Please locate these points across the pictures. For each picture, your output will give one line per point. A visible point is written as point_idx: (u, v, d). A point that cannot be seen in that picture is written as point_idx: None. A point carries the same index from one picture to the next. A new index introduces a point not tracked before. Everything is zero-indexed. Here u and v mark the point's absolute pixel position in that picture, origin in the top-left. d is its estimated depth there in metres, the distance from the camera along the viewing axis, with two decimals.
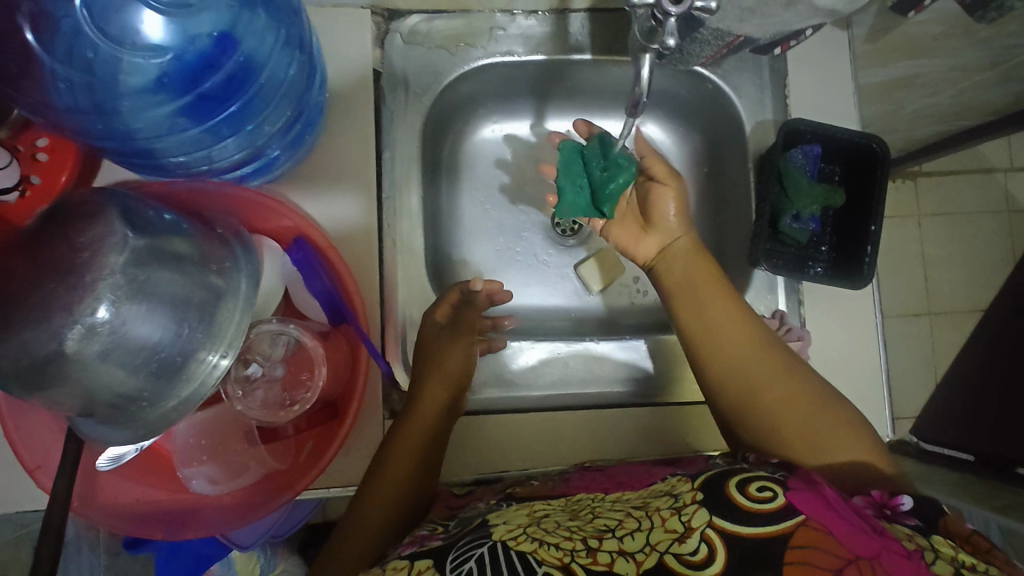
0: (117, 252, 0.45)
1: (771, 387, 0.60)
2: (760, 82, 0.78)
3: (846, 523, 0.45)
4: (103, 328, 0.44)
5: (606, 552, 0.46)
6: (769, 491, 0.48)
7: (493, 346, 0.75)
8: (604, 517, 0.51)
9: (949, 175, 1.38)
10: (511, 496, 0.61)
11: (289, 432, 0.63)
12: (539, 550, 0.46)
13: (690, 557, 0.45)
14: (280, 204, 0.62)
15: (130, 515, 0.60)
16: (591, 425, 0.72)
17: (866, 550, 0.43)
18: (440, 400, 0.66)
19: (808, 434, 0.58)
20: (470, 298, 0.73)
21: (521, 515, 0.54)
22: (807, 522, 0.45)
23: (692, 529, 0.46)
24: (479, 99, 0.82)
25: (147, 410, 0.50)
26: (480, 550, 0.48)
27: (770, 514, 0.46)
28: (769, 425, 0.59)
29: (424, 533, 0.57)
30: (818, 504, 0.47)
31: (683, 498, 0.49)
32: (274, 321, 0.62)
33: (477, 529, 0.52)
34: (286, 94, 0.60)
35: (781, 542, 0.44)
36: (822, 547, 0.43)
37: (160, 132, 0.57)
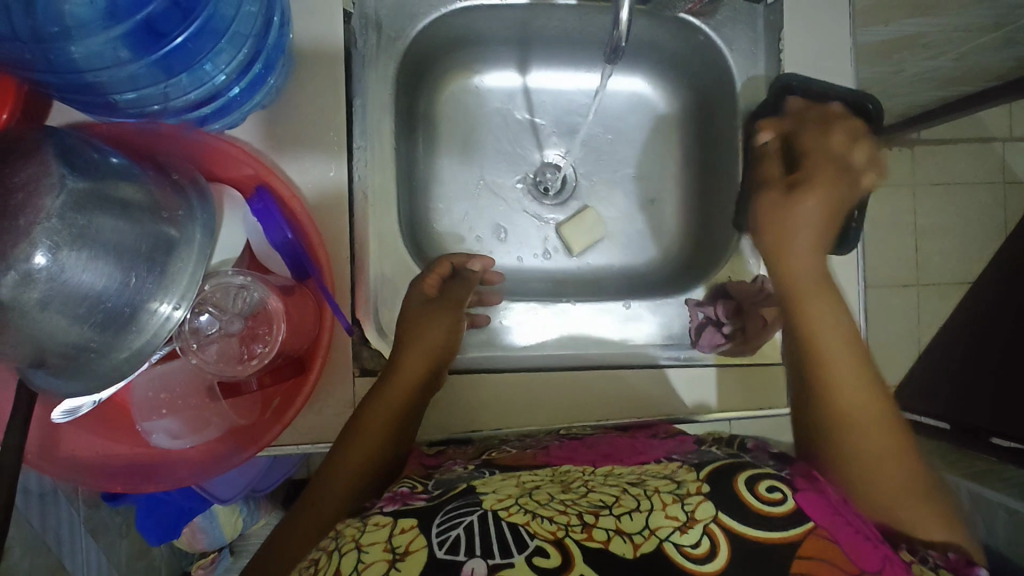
0: (53, 194, 0.42)
1: (852, 393, 0.58)
2: (753, 35, 0.74)
3: (854, 534, 0.46)
4: (41, 276, 0.42)
5: (603, 529, 0.45)
6: (778, 491, 0.48)
7: (474, 321, 0.73)
8: (599, 493, 0.50)
9: (948, 143, 1.35)
10: (491, 463, 0.60)
11: (252, 387, 0.60)
12: (532, 523, 0.46)
13: (692, 549, 0.44)
14: (239, 150, 0.59)
15: (89, 468, 0.59)
16: (566, 392, 0.71)
17: (871, 564, 0.44)
18: (423, 375, 0.65)
19: (875, 466, 0.55)
20: (462, 273, 0.73)
21: (510, 485, 0.52)
22: (818, 529, 0.45)
23: (696, 519, 0.46)
24: (460, 46, 0.78)
25: (97, 361, 0.49)
26: (469, 518, 0.46)
27: (781, 515, 0.46)
28: (825, 427, 0.58)
29: (405, 489, 0.54)
30: (824, 508, 0.48)
31: (687, 488, 0.49)
32: (236, 275, 0.60)
33: (463, 495, 0.50)
34: (241, 30, 0.56)
35: (792, 547, 0.44)
36: (830, 556, 0.44)
37: (106, 65, 0.53)
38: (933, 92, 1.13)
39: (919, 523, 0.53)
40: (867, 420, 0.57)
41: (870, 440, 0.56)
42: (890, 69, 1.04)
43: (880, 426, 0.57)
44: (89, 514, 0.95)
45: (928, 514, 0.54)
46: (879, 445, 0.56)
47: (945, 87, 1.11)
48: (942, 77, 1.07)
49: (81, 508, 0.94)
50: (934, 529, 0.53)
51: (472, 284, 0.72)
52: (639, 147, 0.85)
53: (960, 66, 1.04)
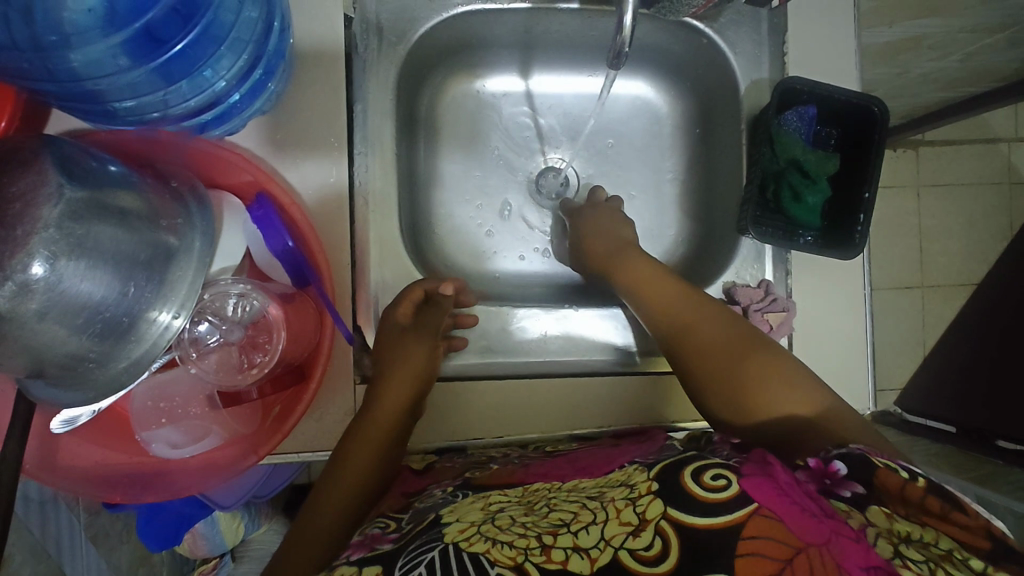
0: (51, 203, 0.41)
1: (697, 330, 0.63)
2: (757, 38, 0.73)
3: (797, 507, 0.43)
4: (39, 286, 0.41)
5: (561, 548, 0.44)
6: (723, 478, 0.46)
7: (461, 321, 0.72)
8: (560, 510, 0.49)
9: (953, 145, 1.34)
10: (467, 484, 0.60)
11: (252, 396, 0.59)
12: (492, 550, 0.45)
13: (644, 552, 0.43)
14: (239, 157, 0.58)
15: (88, 478, 0.58)
16: (560, 404, 0.70)
17: (815, 537, 0.41)
18: (404, 401, 0.64)
19: (745, 388, 0.57)
20: (434, 298, 0.69)
21: (476, 510, 0.52)
22: (760, 510, 0.43)
23: (646, 521, 0.45)
24: (461, 50, 0.78)
25: (96, 371, 0.48)
26: (431, 554, 0.46)
27: (723, 502, 0.44)
28: (692, 368, 0.61)
29: (376, 532, 0.54)
30: (770, 491, 0.44)
31: (639, 489, 0.48)
32: (234, 283, 0.59)
33: (428, 531, 0.50)
34: (241, 36, 0.55)
35: (734, 534, 0.42)
36: (774, 536, 0.41)
37: (106, 72, 0.52)
38: (939, 93, 1.12)
39: (775, 401, 0.55)
40: (724, 349, 0.60)
41: (711, 350, 0.60)
42: (895, 71, 1.03)
43: (740, 350, 0.60)
44: (90, 520, 0.95)
45: (783, 390, 0.56)
46: (750, 369, 0.58)
47: (951, 88, 1.10)
48: (949, 79, 1.06)
49: (82, 514, 0.93)
50: (796, 405, 0.55)
51: (446, 309, 0.69)
52: (640, 150, 0.84)
53: (967, 68, 1.03)
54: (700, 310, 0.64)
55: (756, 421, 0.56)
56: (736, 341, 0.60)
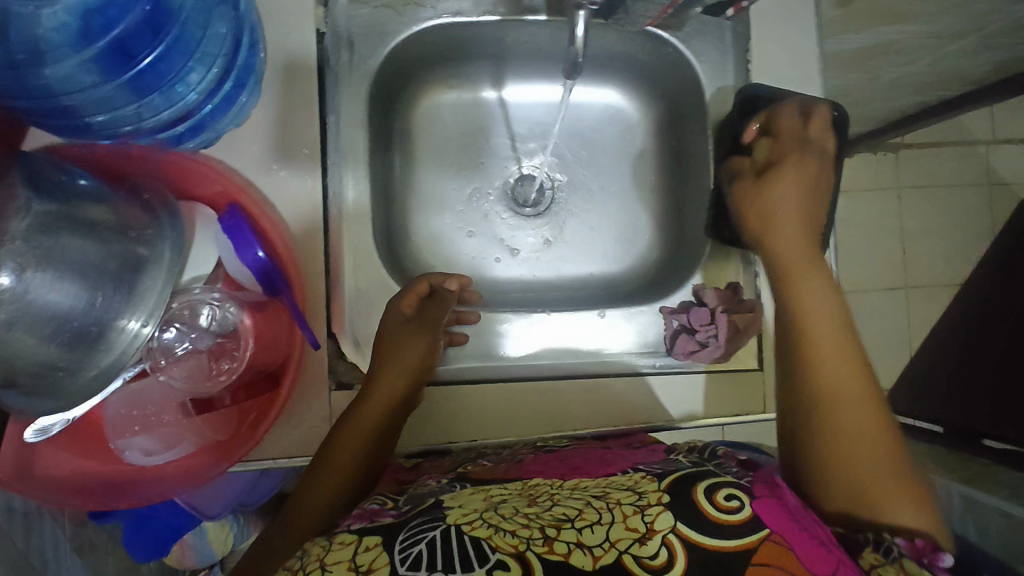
0: (19, 216, 0.44)
1: (834, 363, 0.56)
2: (721, 46, 0.75)
3: (811, 539, 0.46)
4: (6, 295, 0.43)
5: (564, 542, 0.45)
6: (736, 500, 0.49)
7: (463, 318, 0.74)
8: (564, 506, 0.50)
9: (931, 147, 1.36)
10: (465, 477, 0.61)
11: (225, 402, 0.60)
12: (494, 537, 0.46)
13: (650, 560, 0.45)
14: (209, 168, 0.61)
15: (64, 487, 0.59)
16: (545, 404, 0.72)
17: (823, 568, 0.44)
18: (401, 392, 0.65)
19: (866, 455, 0.53)
20: (440, 293, 0.71)
21: (477, 499, 0.53)
22: (771, 536, 0.46)
23: (654, 530, 0.47)
24: (435, 62, 0.80)
25: (66, 378, 0.49)
26: (431, 534, 0.47)
27: (737, 524, 0.47)
28: (815, 402, 0.56)
29: (375, 506, 0.55)
30: (780, 515, 0.48)
31: (647, 498, 0.50)
32: (202, 289, 0.61)
33: (429, 511, 0.52)
34: (209, 50, 0.58)
35: (745, 556, 0.45)
36: (781, 564, 0.44)
37: (81, 87, 0.54)
38: (910, 98, 1.14)
39: (891, 494, 0.51)
40: (858, 404, 0.55)
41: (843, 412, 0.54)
42: (865, 76, 1.05)
43: (872, 412, 0.55)
44: (75, 533, 0.96)
45: (901, 495, 0.51)
46: (874, 439, 0.53)
47: (921, 93, 1.12)
48: (919, 84, 1.08)
49: (68, 527, 0.94)
50: (906, 512, 0.50)
51: (450, 304, 0.71)
52: (614, 156, 0.86)
53: (935, 72, 1.06)
54: (845, 364, 0.56)
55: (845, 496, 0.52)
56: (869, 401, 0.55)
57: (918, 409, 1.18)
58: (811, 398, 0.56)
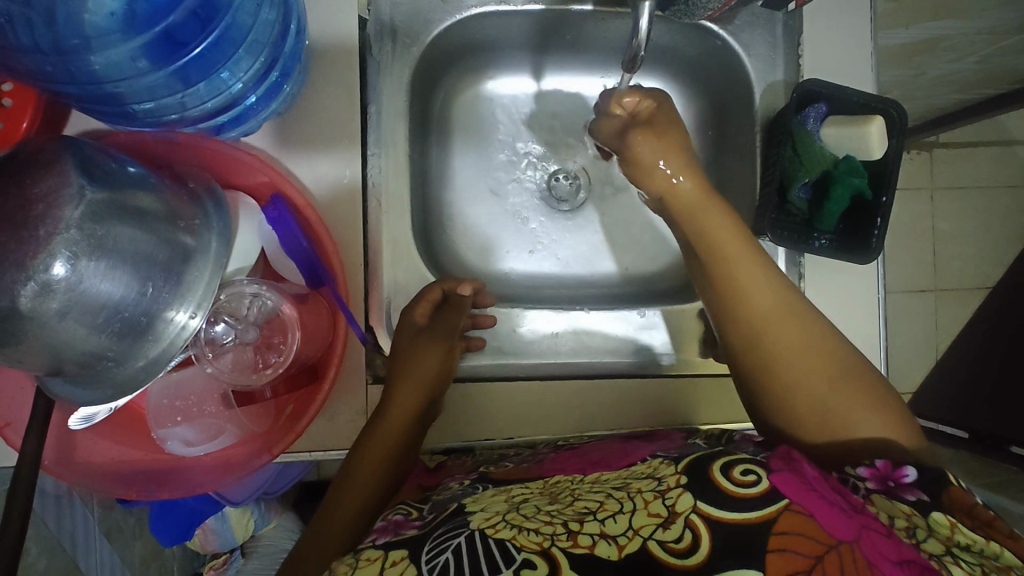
0: (73, 205, 0.42)
1: (744, 297, 0.58)
2: (772, 39, 0.73)
3: (830, 505, 0.43)
4: (60, 286, 0.42)
5: (587, 534, 0.45)
6: (752, 474, 0.47)
7: (480, 322, 0.72)
8: (585, 500, 0.49)
9: (969, 147, 1.33)
10: (486, 477, 0.61)
11: (266, 395, 0.60)
12: (518, 536, 0.45)
13: (675, 544, 0.43)
14: (255, 158, 0.59)
15: (105, 475, 0.59)
16: (569, 401, 0.70)
17: (846, 533, 0.41)
18: (420, 403, 0.64)
19: (822, 403, 0.54)
20: (455, 299, 0.68)
21: (499, 502, 0.53)
22: (791, 506, 0.43)
23: (676, 513, 0.45)
24: (476, 52, 0.78)
25: (113, 369, 0.49)
26: (457, 540, 0.47)
27: (753, 498, 0.45)
28: (745, 342, 0.57)
29: (399, 518, 0.55)
30: (798, 487, 0.45)
31: (666, 482, 0.48)
32: (251, 284, 0.59)
33: (453, 518, 0.51)
34: (258, 39, 0.56)
35: (765, 527, 0.42)
36: (803, 532, 0.41)
37: (126, 75, 0.52)
38: (955, 95, 1.11)
39: (862, 427, 0.53)
40: (793, 335, 0.55)
41: (805, 376, 0.54)
42: (910, 72, 1.02)
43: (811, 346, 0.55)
44: (104, 515, 0.96)
45: (864, 413, 0.53)
46: (818, 373, 0.54)
47: (967, 91, 1.09)
48: (966, 80, 1.05)
49: (95, 512, 0.94)
50: (882, 429, 0.53)
51: (466, 308, 0.68)
52: None
53: (984, 69, 1.03)
54: (802, 341, 0.55)
55: (837, 445, 0.53)
56: (796, 330, 0.56)
57: (948, 414, 1.17)
58: (744, 344, 0.58)
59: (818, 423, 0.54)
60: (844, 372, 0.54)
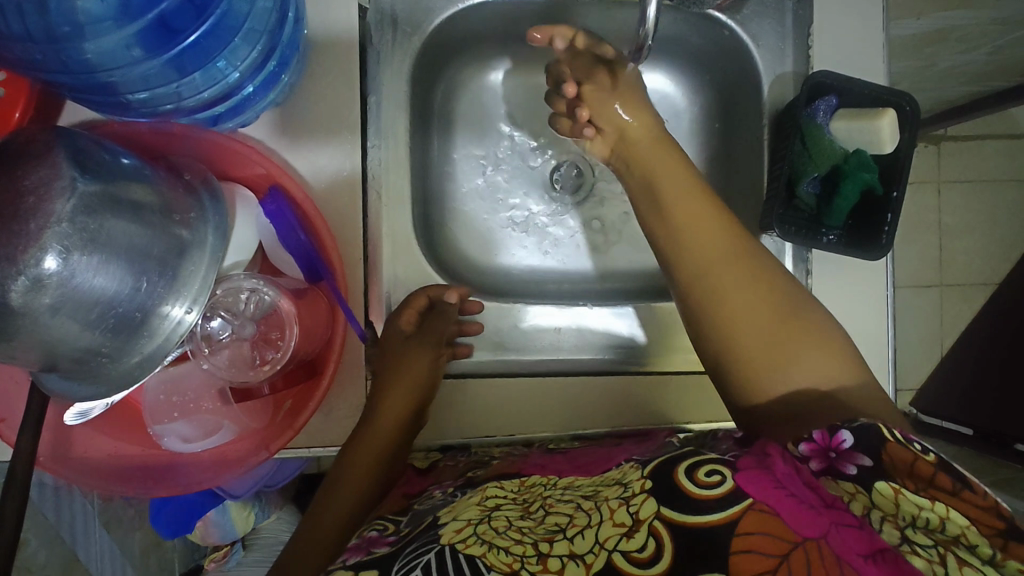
0: (65, 198, 0.41)
1: (690, 228, 0.59)
2: (781, 30, 0.71)
3: (794, 500, 0.42)
4: (52, 281, 0.41)
5: (556, 557, 0.44)
6: (717, 474, 0.45)
7: (467, 330, 0.71)
8: (556, 514, 0.49)
9: (977, 140, 1.31)
10: (470, 481, 0.60)
11: (264, 392, 0.60)
12: (488, 555, 0.45)
13: (637, 554, 0.42)
14: (252, 150, 0.58)
15: (101, 472, 0.58)
16: (567, 400, 0.69)
17: (811, 530, 0.41)
18: (412, 402, 0.67)
19: (759, 337, 0.53)
20: (438, 304, 0.69)
21: (473, 508, 0.52)
22: (756, 505, 0.42)
23: (640, 521, 0.44)
24: (478, 42, 0.77)
25: (109, 364, 0.48)
26: (426, 558, 0.46)
27: (715, 500, 0.43)
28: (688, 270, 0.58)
29: (374, 534, 0.55)
30: (764, 483, 0.43)
31: (632, 488, 0.47)
32: (250, 279, 0.58)
33: (426, 532, 0.50)
34: (255, 27, 0.55)
35: (728, 528, 0.42)
36: (767, 531, 0.41)
37: (120, 64, 0.51)
38: (964, 88, 1.09)
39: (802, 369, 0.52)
40: (734, 270, 0.56)
41: (746, 312, 0.54)
42: (920, 63, 1.00)
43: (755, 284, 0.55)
44: (104, 508, 0.96)
45: (812, 355, 0.52)
46: (755, 304, 0.54)
47: (977, 83, 1.07)
48: (977, 72, 1.03)
49: (96, 502, 0.94)
50: (824, 373, 0.52)
51: (451, 317, 0.69)
52: None
53: (996, 61, 1.01)
54: (745, 275, 0.55)
55: (779, 383, 0.52)
56: (737, 262, 0.56)
57: (952, 412, 1.15)
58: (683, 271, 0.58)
59: (757, 362, 0.53)
60: (787, 314, 0.54)
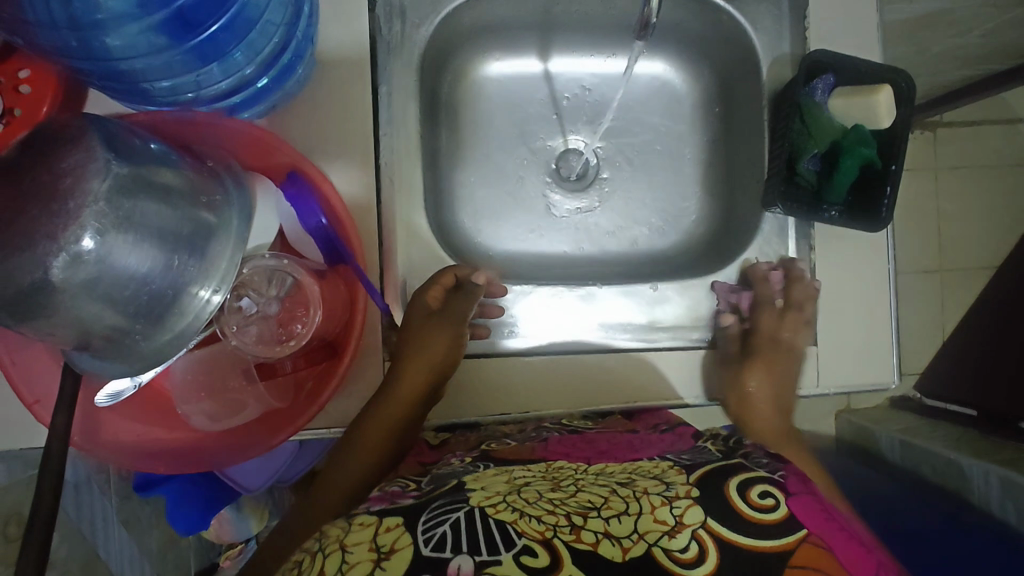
0: (100, 177, 0.43)
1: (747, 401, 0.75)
2: (778, 13, 0.73)
3: (841, 538, 0.47)
4: (90, 257, 0.43)
5: (591, 531, 0.45)
6: (771, 497, 0.49)
7: (488, 312, 0.72)
8: (588, 493, 0.51)
9: (972, 126, 1.33)
10: (488, 456, 0.62)
11: (287, 368, 0.61)
12: (520, 521, 0.46)
13: (682, 554, 0.45)
14: (273, 138, 0.59)
15: (132, 451, 0.59)
16: (576, 380, 0.71)
17: (863, 571, 0.45)
18: (428, 386, 0.67)
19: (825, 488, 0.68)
20: (466, 285, 0.70)
21: (501, 482, 0.53)
22: (809, 538, 0.46)
23: (684, 524, 0.47)
24: (483, 34, 0.79)
25: (141, 342, 0.50)
26: (455, 516, 0.47)
27: (772, 523, 0.47)
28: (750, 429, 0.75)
29: (397, 489, 0.56)
30: (817, 516, 0.49)
31: (676, 490, 0.50)
32: (271, 257, 0.60)
33: (452, 493, 0.52)
34: (272, 19, 0.56)
35: (782, 559, 0.45)
36: (822, 568, 0.44)
37: (142, 53, 0.52)
38: (958, 72, 1.11)
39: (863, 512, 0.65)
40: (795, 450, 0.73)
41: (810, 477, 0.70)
42: (913, 48, 1.02)
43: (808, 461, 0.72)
44: (122, 505, 0.97)
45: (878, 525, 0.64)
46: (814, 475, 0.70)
47: (970, 67, 1.09)
48: (969, 56, 1.05)
49: (115, 497, 0.96)
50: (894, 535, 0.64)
51: (475, 299, 0.69)
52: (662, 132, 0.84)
53: (989, 44, 1.03)
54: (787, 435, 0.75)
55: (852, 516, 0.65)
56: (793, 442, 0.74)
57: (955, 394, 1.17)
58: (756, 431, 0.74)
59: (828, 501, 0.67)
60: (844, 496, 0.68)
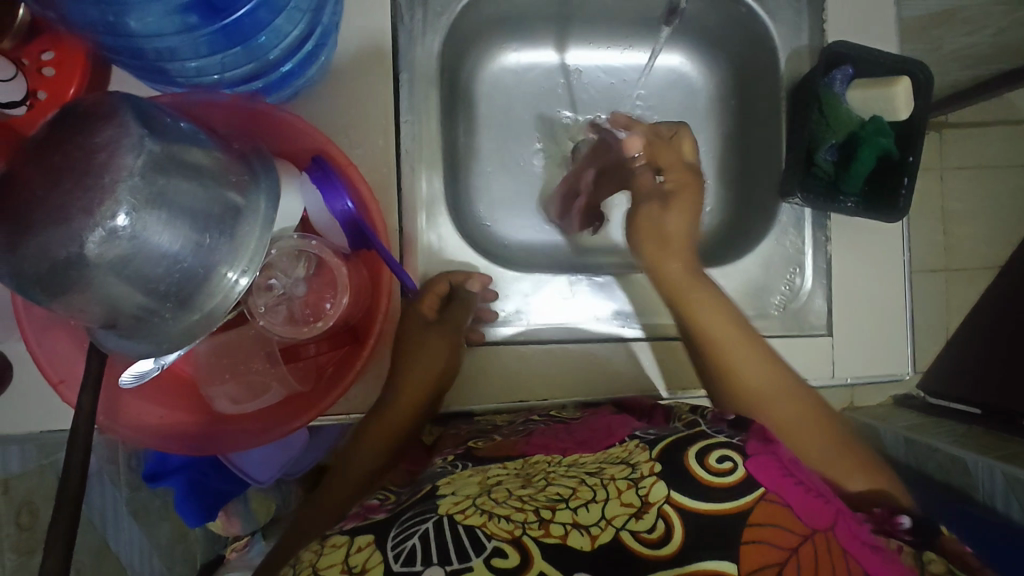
0: (134, 154, 0.43)
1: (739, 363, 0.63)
2: (797, 6, 0.74)
3: (798, 490, 0.48)
4: (124, 234, 0.43)
5: (560, 523, 0.46)
6: (728, 461, 0.49)
7: (483, 316, 0.71)
8: (557, 485, 0.50)
9: (979, 126, 1.34)
10: (469, 454, 0.62)
11: (310, 350, 0.64)
12: (488, 523, 0.46)
13: (647, 534, 0.45)
14: (302, 123, 0.61)
15: (155, 433, 0.59)
16: (568, 371, 0.69)
17: (817, 523, 0.45)
18: (424, 394, 0.68)
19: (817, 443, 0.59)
20: (459, 292, 0.70)
21: (472, 484, 0.53)
22: (767, 496, 0.46)
23: (650, 503, 0.47)
24: (501, 24, 0.79)
25: (169, 322, 0.50)
26: (425, 526, 0.47)
27: (728, 485, 0.47)
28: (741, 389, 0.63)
29: (374, 503, 0.56)
30: (775, 472, 0.49)
31: (641, 470, 0.49)
32: (297, 237, 0.60)
33: (423, 502, 0.51)
34: (300, 6, 0.56)
35: (738, 519, 0.45)
36: (777, 524, 0.44)
37: (167, 35, 0.51)
38: (967, 72, 1.11)
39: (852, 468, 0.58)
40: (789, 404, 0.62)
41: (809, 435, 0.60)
42: (925, 47, 1.03)
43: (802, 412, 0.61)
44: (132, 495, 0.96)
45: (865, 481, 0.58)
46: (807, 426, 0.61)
47: (978, 66, 1.09)
48: (980, 55, 1.06)
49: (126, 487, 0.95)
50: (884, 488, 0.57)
51: (472, 305, 0.70)
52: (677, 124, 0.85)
53: (999, 42, 1.03)
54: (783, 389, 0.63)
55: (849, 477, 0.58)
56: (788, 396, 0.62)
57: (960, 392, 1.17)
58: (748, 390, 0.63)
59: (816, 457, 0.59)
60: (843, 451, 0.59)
